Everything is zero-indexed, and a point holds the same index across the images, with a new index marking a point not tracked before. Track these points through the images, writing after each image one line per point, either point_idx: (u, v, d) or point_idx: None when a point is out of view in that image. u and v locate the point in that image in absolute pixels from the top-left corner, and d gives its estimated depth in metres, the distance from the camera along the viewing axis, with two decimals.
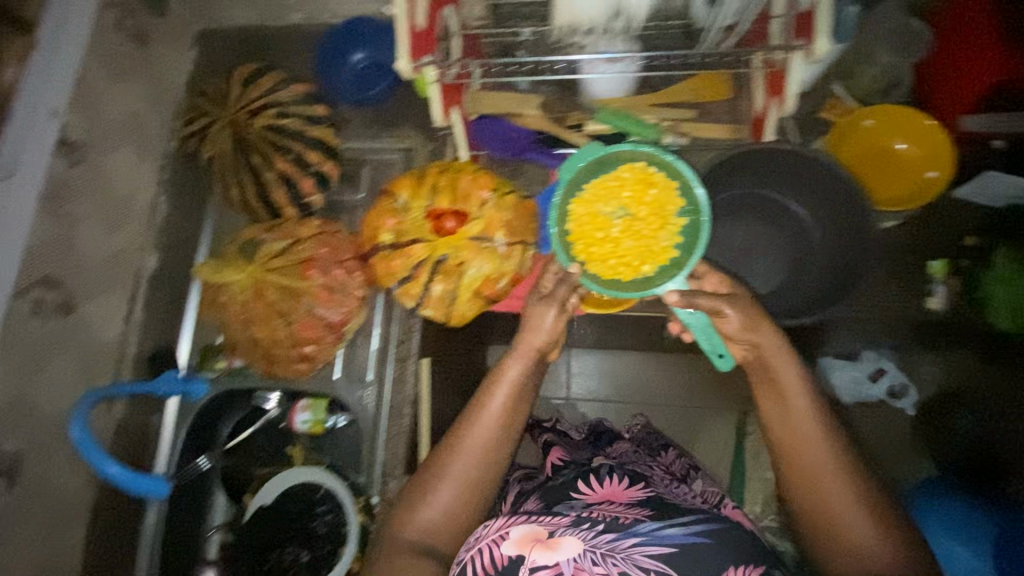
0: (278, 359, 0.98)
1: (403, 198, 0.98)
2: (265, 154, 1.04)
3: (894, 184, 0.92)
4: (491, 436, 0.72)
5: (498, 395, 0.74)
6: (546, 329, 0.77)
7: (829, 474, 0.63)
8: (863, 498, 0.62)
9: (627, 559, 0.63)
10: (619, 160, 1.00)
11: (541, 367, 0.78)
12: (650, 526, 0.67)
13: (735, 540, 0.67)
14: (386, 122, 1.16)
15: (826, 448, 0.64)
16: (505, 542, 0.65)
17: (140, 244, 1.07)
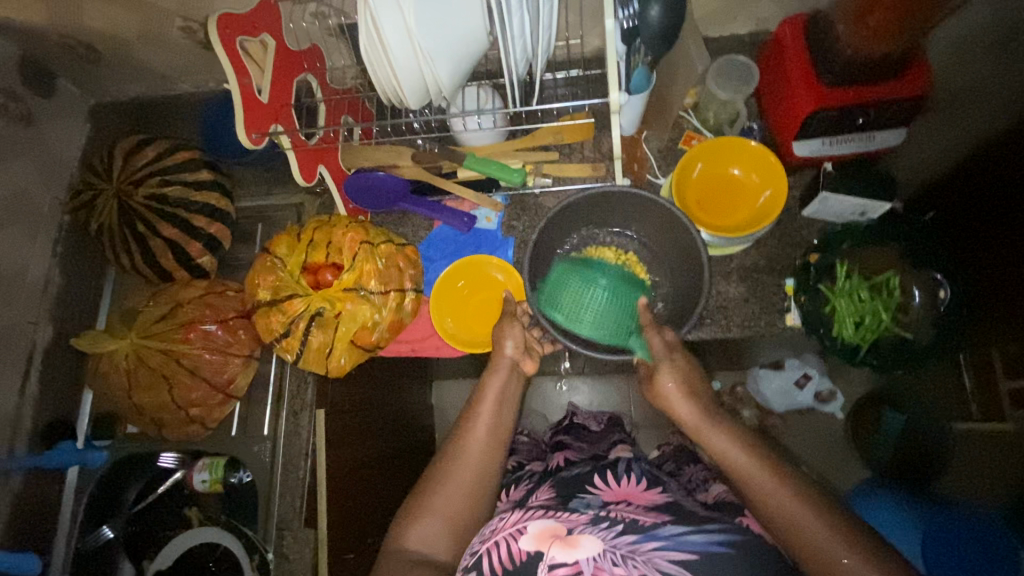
0: (167, 422, 1.00)
1: (281, 255, 1.01)
2: (153, 222, 1.07)
3: (737, 215, 0.96)
4: (485, 446, 0.78)
5: (483, 413, 0.81)
6: (508, 350, 0.89)
7: (757, 475, 0.69)
8: (817, 513, 0.65)
9: (648, 561, 0.59)
10: (489, 206, 1.08)
11: (513, 376, 0.87)
12: (670, 531, 0.63)
13: (755, 552, 0.62)
14: (278, 181, 1.23)
15: (744, 457, 0.72)
16: (523, 537, 0.65)
17: (34, 317, 1.09)
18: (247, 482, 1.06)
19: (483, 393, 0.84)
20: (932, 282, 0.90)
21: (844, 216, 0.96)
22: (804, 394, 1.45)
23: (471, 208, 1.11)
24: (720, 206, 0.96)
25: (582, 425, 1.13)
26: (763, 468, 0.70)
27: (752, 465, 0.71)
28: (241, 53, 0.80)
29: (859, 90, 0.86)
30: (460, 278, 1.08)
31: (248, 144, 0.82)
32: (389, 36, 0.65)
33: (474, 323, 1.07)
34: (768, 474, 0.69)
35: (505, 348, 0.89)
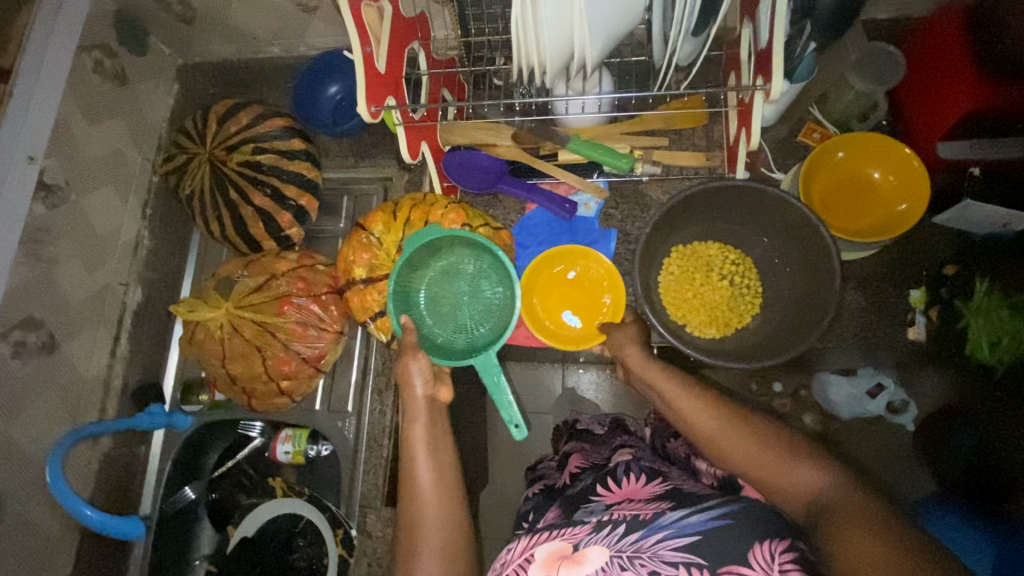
0: (256, 393, 1.00)
1: (377, 233, 0.98)
2: (245, 189, 1.05)
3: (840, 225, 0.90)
4: (441, 500, 0.67)
5: (421, 466, 0.69)
6: (417, 387, 0.76)
7: (736, 436, 0.64)
8: (788, 452, 0.61)
9: (653, 557, 0.54)
10: (590, 192, 1.04)
11: (434, 412, 0.76)
12: (671, 518, 0.57)
13: (762, 516, 0.55)
14: (365, 154, 1.19)
15: (718, 417, 0.66)
16: (533, 565, 0.58)
17: (124, 279, 1.09)
18: (326, 455, 1.06)
19: (411, 447, 0.71)
20: None
21: (981, 226, 0.91)
22: None
23: (568, 192, 1.06)
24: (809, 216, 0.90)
25: (587, 431, 1.00)
26: (711, 412, 0.67)
27: (726, 422, 0.65)
28: (364, 21, 0.76)
29: (1023, 89, 0.79)
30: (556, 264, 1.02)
31: (366, 118, 0.78)
32: (544, 11, 0.61)
33: (554, 316, 1.02)
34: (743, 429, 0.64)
35: (414, 387, 0.76)
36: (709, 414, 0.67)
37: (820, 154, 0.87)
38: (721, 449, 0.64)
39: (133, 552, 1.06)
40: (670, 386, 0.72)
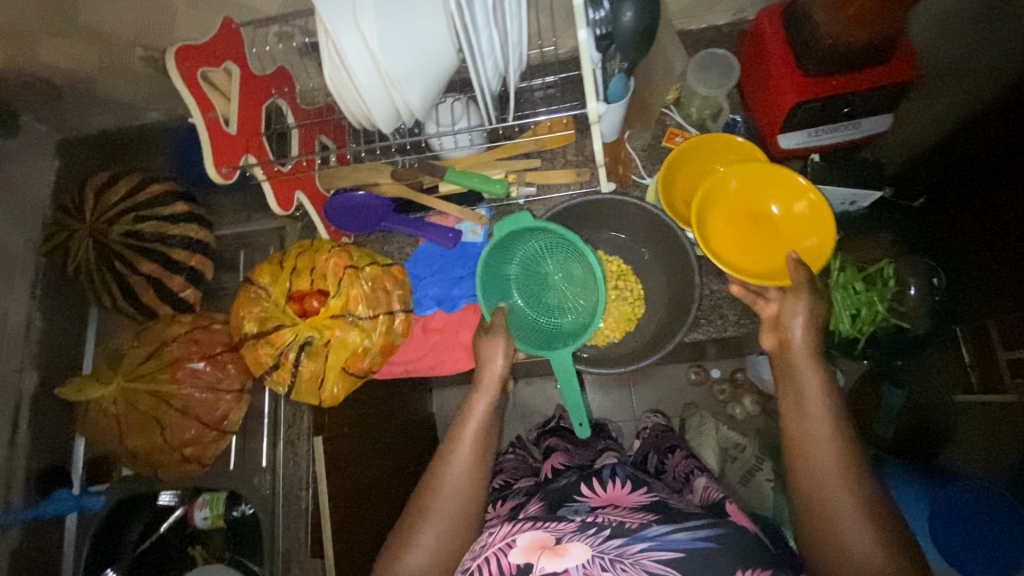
0: (162, 463, 0.98)
1: (265, 284, 1.00)
2: (130, 259, 1.05)
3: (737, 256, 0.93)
4: (470, 469, 0.77)
5: (466, 438, 0.80)
6: (498, 365, 0.87)
7: (824, 449, 0.67)
8: (851, 484, 0.64)
9: (636, 564, 0.61)
10: (474, 219, 1.06)
11: (499, 395, 0.86)
12: (656, 532, 0.65)
13: (742, 543, 0.66)
14: (256, 206, 1.20)
15: (834, 451, 0.67)
16: (513, 550, 0.66)
17: (17, 365, 1.06)
18: (250, 514, 1.05)
19: (466, 418, 0.82)
20: (931, 269, 0.92)
21: (834, 205, 0.95)
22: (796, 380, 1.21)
23: (455, 222, 1.08)
24: (750, 241, 0.94)
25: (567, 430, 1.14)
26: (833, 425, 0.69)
27: (830, 448, 0.67)
28: (203, 86, 0.77)
29: (844, 79, 0.85)
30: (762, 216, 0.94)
31: (219, 179, 0.79)
32: (355, 67, 0.63)
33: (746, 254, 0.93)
34: (831, 458, 0.66)
35: (495, 365, 0.87)
36: (828, 439, 0.68)
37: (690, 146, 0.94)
38: (812, 475, 0.67)
39: None
40: (807, 382, 0.74)
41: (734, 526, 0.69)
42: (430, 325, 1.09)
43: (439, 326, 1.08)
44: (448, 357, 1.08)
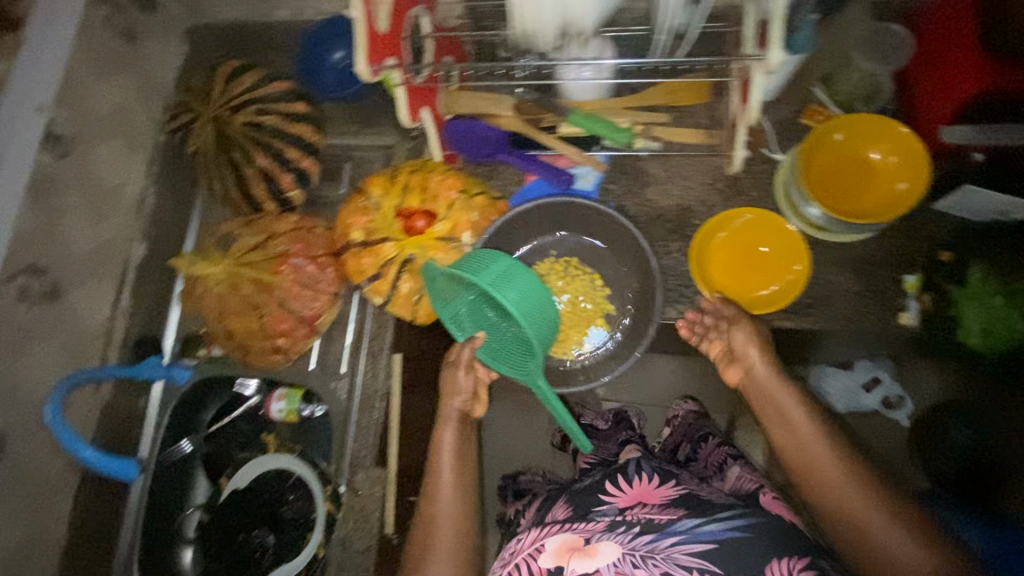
0: (253, 350, 1.02)
1: (375, 196, 1.01)
2: (247, 149, 1.07)
3: (739, 284, 0.95)
4: (454, 497, 0.83)
5: (444, 465, 0.85)
6: (455, 401, 0.92)
7: (838, 477, 0.71)
8: (866, 499, 0.68)
9: (667, 559, 0.64)
10: (588, 165, 1.03)
11: (465, 425, 0.91)
12: (689, 524, 0.67)
13: (778, 533, 0.66)
14: (366, 121, 1.20)
15: (827, 451, 0.73)
16: (541, 554, 0.69)
17: (128, 233, 1.10)
18: (319, 414, 1.09)
19: (438, 449, 0.87)
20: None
21: (984, 213, 0.91)
22: (872, 400, 1.04)
23: (569, 164, 1.04)
24: (742, 273, 0.95)
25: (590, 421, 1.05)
26: (829, 453, 0.72)
27: (851, 490, 0.70)
28: None
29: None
30: (760, 242, 0.95)
31: (367, 78, 0.79)
32: None
33: (735, 277, 0.96)
34: (845, 481, 0.70)
35: (453, 402, 0.91)
36: (814, 443, 0.74)
37: (843, 121, 0.88)
38: (821, 477, 0.72)
39: (129, 499, 1.09)
40: (783, 396, 0.79)
41: (766, 514, 0.69)
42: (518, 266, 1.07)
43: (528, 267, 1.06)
44: None
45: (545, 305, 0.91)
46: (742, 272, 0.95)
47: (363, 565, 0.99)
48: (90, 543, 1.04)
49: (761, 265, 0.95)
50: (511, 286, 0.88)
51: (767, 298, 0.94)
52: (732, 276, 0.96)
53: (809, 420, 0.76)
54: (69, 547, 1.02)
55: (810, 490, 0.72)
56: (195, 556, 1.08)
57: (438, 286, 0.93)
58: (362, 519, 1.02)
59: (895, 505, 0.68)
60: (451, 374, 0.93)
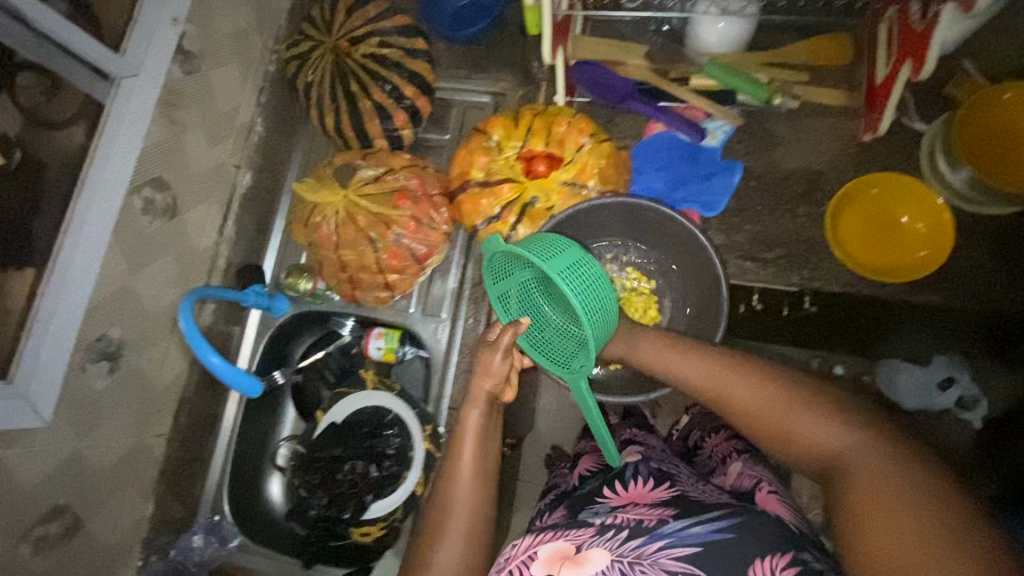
0: (363, 284, 1.01)
1: (496, 137, 0.98)
2: (364, 82, 1.05)
3: (877, 255, 0.92)
4: (474, 484, 0.67)
5: (467, 452, 0.68)
6: (489, 380, 0.72)
7: (791, 409, 0.56)
8: (829, 420, 0.53)
9: (653, 565, 0.55)
10: (726, 119, 0.98)
11: (493, 409, 0.72)
12: (674, 527, 0.58)
13: (768, 528, 0.57)
14: (476, 66, 1.17)
15: (755, 386, 0.59)
16: (535, 562, 0.59)
17: (236, 160, 1.09)
18: (410, 358, 1.10)
19: (462, 429, 0.70)
20: None
21: None
22: None
23: (703, 118, 1.00)
24: (875, 242, 0.92)
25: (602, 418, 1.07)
26: (766, 393, 0.58)
27: (812, 413, 0.54)
28: None
29: None
30: (902, 211, 0.92)
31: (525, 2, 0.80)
32: None
33: (868, 248, 0.93)
34: (801, 410, 0.55)
35: (484, 379, 0.72)
36: (736, 374, 0.61)
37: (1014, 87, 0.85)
38: (753, 417, 0.58)
39: (222, 425, 1.10)
40: (673, 359, 0.68)
41: (759, 511, 0.60)
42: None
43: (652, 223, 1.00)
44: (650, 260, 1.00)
45: (610, 311, 0.75)
46: (880, 246, 0.92)
47: None
48: (185, 464, 1.05)
49: (905, 236, 0.91)
50: (579, 281, 0.74)
51: (918, 264, 0.90)
52: (867, 245, 0.93)
53: (741, 363, 0.62)
54: (166, 466, 1.02)
55: (757, 426, 0.58)
56: (283, 487, 1.10)
57: (497, 262, 0.83)
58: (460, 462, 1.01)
59: (870, 420, 0.52)
60: (487, 353, 0.73)
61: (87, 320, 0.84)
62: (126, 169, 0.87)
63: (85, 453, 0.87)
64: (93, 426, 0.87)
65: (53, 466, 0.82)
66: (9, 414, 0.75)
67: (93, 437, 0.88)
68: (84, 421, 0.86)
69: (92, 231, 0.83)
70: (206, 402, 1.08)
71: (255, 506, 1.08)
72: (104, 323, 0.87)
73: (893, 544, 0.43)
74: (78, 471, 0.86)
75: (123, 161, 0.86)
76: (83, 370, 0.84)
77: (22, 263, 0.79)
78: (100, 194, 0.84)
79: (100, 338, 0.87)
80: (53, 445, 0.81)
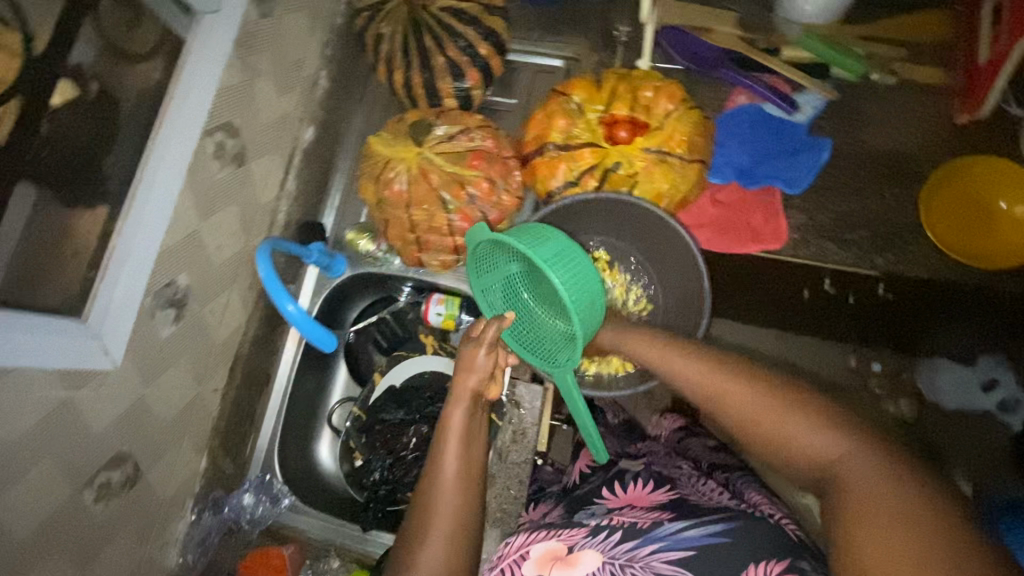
0: (430, 246, 0.99)
1: (576, 99, 0.94)
2: (439, 37, 1.01)
3: (965, 238, 0.93)
4: (459, 489, 0.64)
5: (450, 454, 0.66)
6: (471, 379, 0.69)
7: (771, 409, 0.55)
8: (817, 421, 0.52)
9: (645, 567, 0.59)
10: (819, 92, 0.95)
11: (479, 410, 0.70)
12: (668, 530, 0.62)
13: (758, 535, 0.59)
14: (551, 28, 1.13)
15: (747, 386, 0.57)
16: (526, 562, 0.65)
17: (300, 113, 1.06)
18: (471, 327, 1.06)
19: (447, 429, 0.68)
20: None
21: None
22: None
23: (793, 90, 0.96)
24: (964, 226, 0.93)
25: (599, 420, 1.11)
26: (757, 389, 0.56)
27: (783, 411, 0.54)
28: None
29: None
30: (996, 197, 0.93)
31: None
32: None
33: (955, 229, 0.93)
34: (793, 409, 0.54)
35: (466, 378, 0.69)
36: (716, 376, 0.60)
37: None
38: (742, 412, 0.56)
39: (274, 384, 1.08)
40: (668, 341, 0.67)
41: (754, 517, 0.63)
42: (719, 197, 0.98)
43: (734, 199, 0.97)
44: (727, 235, 0.97)
45: (596, 302, 0.75)
46: (969, 228, 0.94)
47: (520, 477, 0.98)
48: (239, 422, 1.03)
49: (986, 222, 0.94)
50: (569, 272, 0.73)
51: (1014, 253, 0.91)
52: (958, 229, 0.93)
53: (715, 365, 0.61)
54: (220, 422, 1.00)
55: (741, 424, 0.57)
56: (333, 450, 1.10)
57: (483, 253, 0.80)
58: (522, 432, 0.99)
59: (844, 421, 0.52)
60: (469, 350, 0.70)
61: (156, 266, 0.81)
62: (202, 109, 0.83)
63: (150, 402, 0.85)
64: (157, 374, 0.85)
65: (120, 412, 0.80)
66: (83, 355, 0.72)
67: (156, 386, 0.85)
68: (149, 368, 0.83)
69: (167, 171, 0.80)
70: (260, 360, 1.05)
71: (306, 468, 1.08)
72: (172, 270, 0.84)
73: (896, 551, 0.42)
74: (142, 418, 0.84)
75: (200, 100, 0.83)
76: (151, 316, 0.82)
77: (95, 201, 0.76)
78: (176, 133, 0.81)
79: (168, 284, 0.84)
80: (120, 390, 0.79)
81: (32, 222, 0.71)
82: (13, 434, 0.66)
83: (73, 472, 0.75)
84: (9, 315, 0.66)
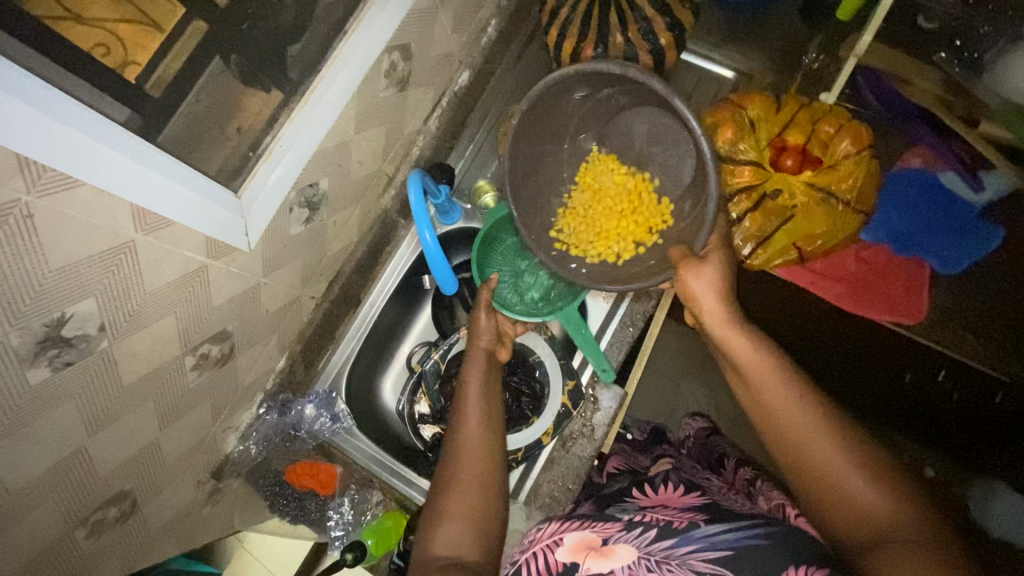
0: None
1: (752, 114, 0.89)
2: (624, 16, 0.99)
3: None
4: (480, 441, 0.75)
5: (468, 413, 0.78)
6: (484, 341, 0.89)
7: (810, 429, 0.60)
8: (848, 454, 0.57)
9: (681, 564, 0.56)
10: (1010, 177, 0.90)
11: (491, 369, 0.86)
12: (705, 532, 0.59)
13: (799, 542, 0.56)
14: (730, 38, 1.10)
15: (794, 402, 0.62)
16: (559, 548, 0.64)
17: (462, 55, 1.06)
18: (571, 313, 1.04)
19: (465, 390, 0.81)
20: None
21: None
22: None
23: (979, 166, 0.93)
24: None
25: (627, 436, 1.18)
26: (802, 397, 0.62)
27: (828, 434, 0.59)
28: None
29: None
30: None
31: None
32: None
33: None
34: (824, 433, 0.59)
35: (480, 340, 0.89)
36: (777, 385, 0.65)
37: None
38: (804, 453, 0.60)
39: (362, 308, 1.07)
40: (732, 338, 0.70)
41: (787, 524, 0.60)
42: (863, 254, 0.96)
43: (879, 261, 0.95)
44: (860, 296, 0.93)
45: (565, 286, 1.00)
46: None
47: (578, 470, 0.97)
48: (321, 334, 1.05)
49: None
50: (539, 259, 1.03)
51: None
52: None
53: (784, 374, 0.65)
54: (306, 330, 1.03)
55: (802, 468, 0.60)
56: (395, 386, 1.13)
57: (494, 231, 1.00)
58: (593, 428, 0.98)
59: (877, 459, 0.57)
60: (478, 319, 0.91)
61: (309, 164, 0.81)
62: (391, 23, 0.82)
63: (261, 292, 0.86)
64: (275, 266, 0.86)
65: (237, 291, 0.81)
66: (225, 228, 0.72)
67: (272, 278, 0.87)
68: (270, 257, 0.84)
69: (341, 74, 0.78)
70: (357, 283, 1.07)
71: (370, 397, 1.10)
72: (317, 172, 0.84)
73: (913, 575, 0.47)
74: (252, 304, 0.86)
75: (391, 13, 0.81)
76: (289, 211, 0.82)
77: (272, 84, 0.77)
78: (363, 39, 0.79)
79: (310, 185, 0.84)
80: (244, 268, 0.80)
81: (216, 88, 0.72)
82: (155, 281, 0.67)
83: (187, 336, 0.76)
84: (183, 168, 0.66)
